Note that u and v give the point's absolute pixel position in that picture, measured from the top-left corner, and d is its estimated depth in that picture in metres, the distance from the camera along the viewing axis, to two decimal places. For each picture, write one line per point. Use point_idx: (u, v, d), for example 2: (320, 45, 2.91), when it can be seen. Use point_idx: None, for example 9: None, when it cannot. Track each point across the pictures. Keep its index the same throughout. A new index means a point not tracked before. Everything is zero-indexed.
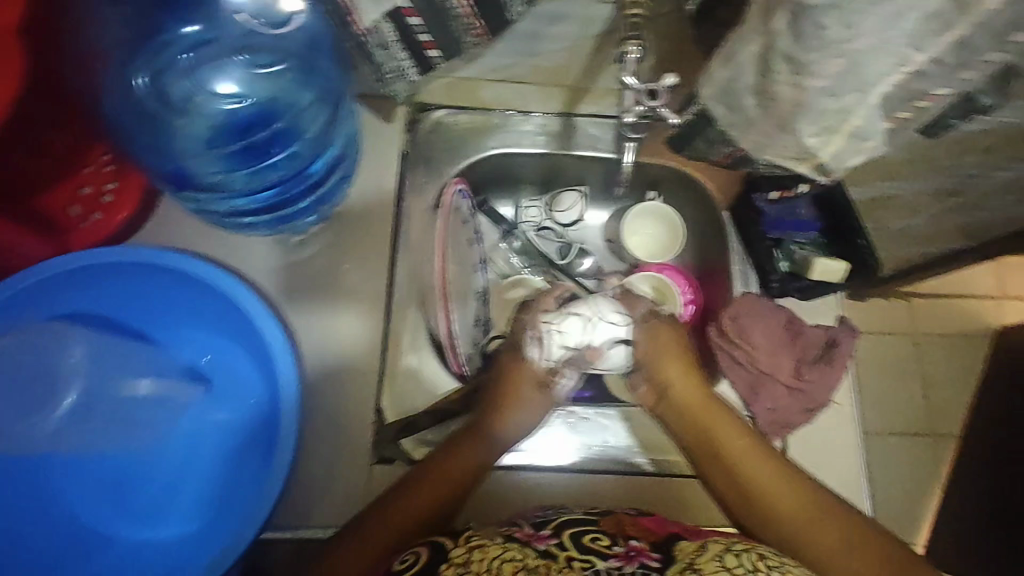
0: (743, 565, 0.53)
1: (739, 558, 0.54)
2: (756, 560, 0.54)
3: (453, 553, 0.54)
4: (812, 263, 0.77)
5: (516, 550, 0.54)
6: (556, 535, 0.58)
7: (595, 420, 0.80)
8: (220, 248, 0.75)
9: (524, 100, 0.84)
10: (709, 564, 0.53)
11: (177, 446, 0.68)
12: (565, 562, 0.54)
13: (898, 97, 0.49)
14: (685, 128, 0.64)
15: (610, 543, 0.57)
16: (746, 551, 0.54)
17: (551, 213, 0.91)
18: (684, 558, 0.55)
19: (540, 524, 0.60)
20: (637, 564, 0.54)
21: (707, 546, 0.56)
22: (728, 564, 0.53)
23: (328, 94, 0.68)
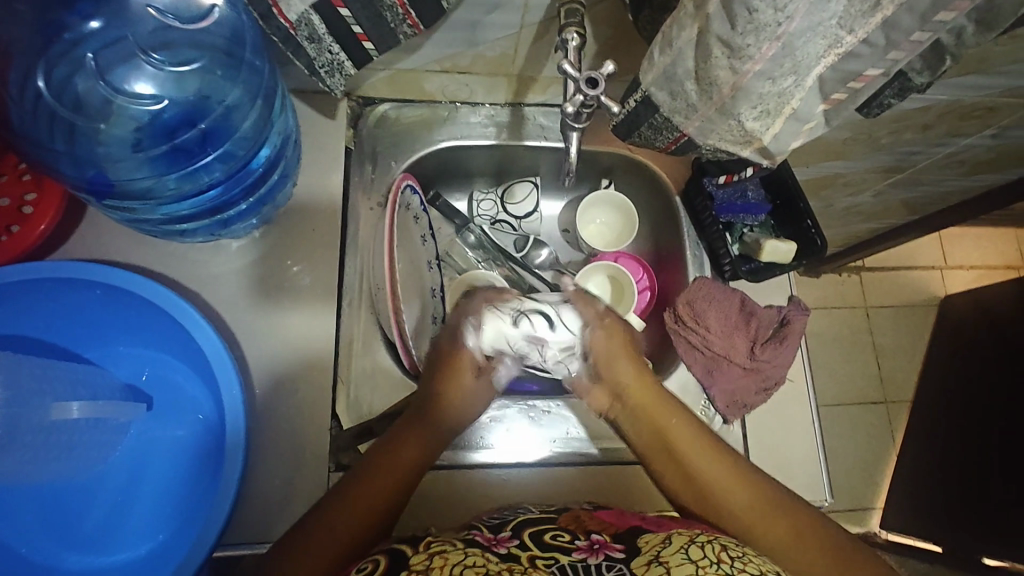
0: (706, 556, 0.53)
1: (703, 550, 0.54)
2: (718, 551, 0.54)
3: (413, 560, 0.52)
4: (762, 245, 0.78)
5: (477, 555, 0.54)
6: (516, 537, 0.59)
7: (557, 412, 0.79)
8: (157, 258, 0.72)
9: (469, 92, 0.82)
10: (673, 555, 0.53)
11: (117, 470, 0.65)
12: (527, 562, 0.54)
13: (832, 79, 0.49)
14: (627, 116, 0.62)
15: (572, 539, 0.58)
16: (710, 543, 0.55)
17: (505, 206, 0.91)
18: (650, 551, 0.55)
19: (498, 526, 0.61)
20: (601, 557, 0.55)
21: (671, 538, 0.57)
22: (692, 555, 0.53)
23: (257, 87, 0.64)
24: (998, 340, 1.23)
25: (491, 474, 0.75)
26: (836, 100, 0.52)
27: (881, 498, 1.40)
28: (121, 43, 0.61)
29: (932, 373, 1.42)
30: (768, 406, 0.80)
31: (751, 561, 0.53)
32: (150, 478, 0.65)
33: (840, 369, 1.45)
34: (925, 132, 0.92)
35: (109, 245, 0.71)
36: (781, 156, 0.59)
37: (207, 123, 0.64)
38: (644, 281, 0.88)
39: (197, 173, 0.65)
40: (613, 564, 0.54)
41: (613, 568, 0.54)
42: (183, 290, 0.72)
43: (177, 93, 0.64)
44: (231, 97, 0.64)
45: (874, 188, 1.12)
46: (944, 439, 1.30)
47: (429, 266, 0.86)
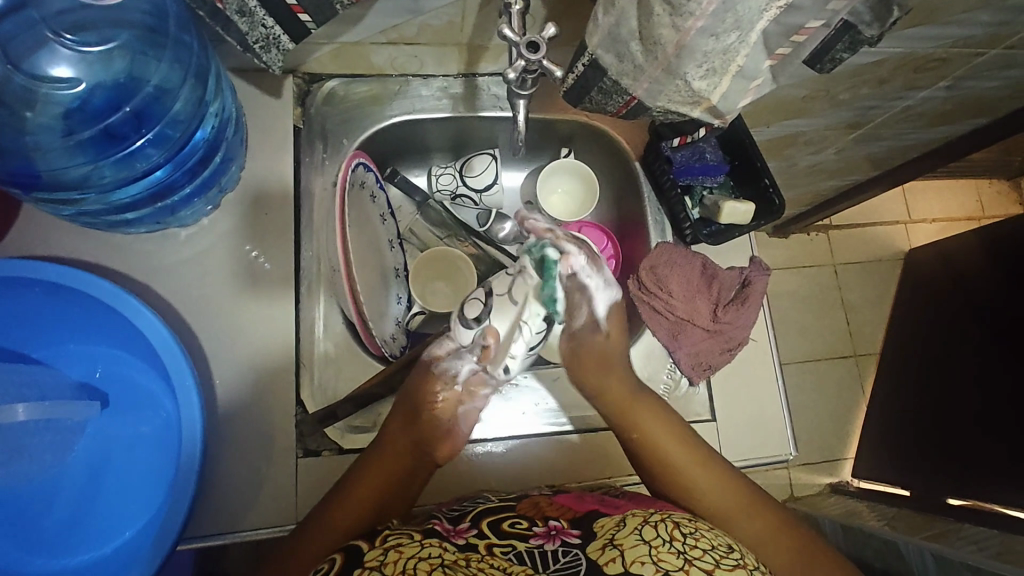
0: (660, 536, 0.54)
1: (656, 529, 0.55)
2: (671, 529, 0.56)
3: (368, 556, 0.52)
4: (720, 207, 0.78)
5: (434, 546, 0.54)
6: (474, 526, 0.60)
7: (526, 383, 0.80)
8: (98, 251, 0.69)
9: (418, 64, 0.79)
10: (627, 538, 0.55)
11: (77, 470, 0.64)
12: (484, 551, 0.56)
13: (776, 33, 0.49)
14: (578, 81, 0.61)
15: (529, 526, 0.60)
16: (662, 522, 0.56)
17: (465, 179, 0.88)
18: (605, 534, 0.57)
19: (457, 517, 0.62)
20: (558, 542, 0.57)
21: (625, 521, 0.58)
22: (646, 536, 0.55)
23: (189, 65, 0.61)
24: (963, 294, 1.25)
25: (460, 453, 0.74)
26: (782, 55, 0.52)
27: (851, 447, 1.45)
28: (33, 26, 0.57)
29: (897, 326, 1.46)
30: (733, 367, 0.81)
31: (702, 537, 0.55)
32: (112, 477, 0.64)
33: (807, 325, 1.48)
34: (880, 86, 0.92)
35: (52, 241, 0.68)
36: (731, 114, 0.58)
37: (135, 103, 0.61)
38: (608, 250, 0.87)
39: (133, 158, 0.62)
40: (570, 549, 0.56)
41: (569, 552, 0.56)
42: (131, 284, 0.69)
43: (105, 74, 0.60)
44: (162, 76, 0.61)
45: (834, 145, 1.13)
46: (910, 388, 1.34)
47: (390, 246, 0.85)
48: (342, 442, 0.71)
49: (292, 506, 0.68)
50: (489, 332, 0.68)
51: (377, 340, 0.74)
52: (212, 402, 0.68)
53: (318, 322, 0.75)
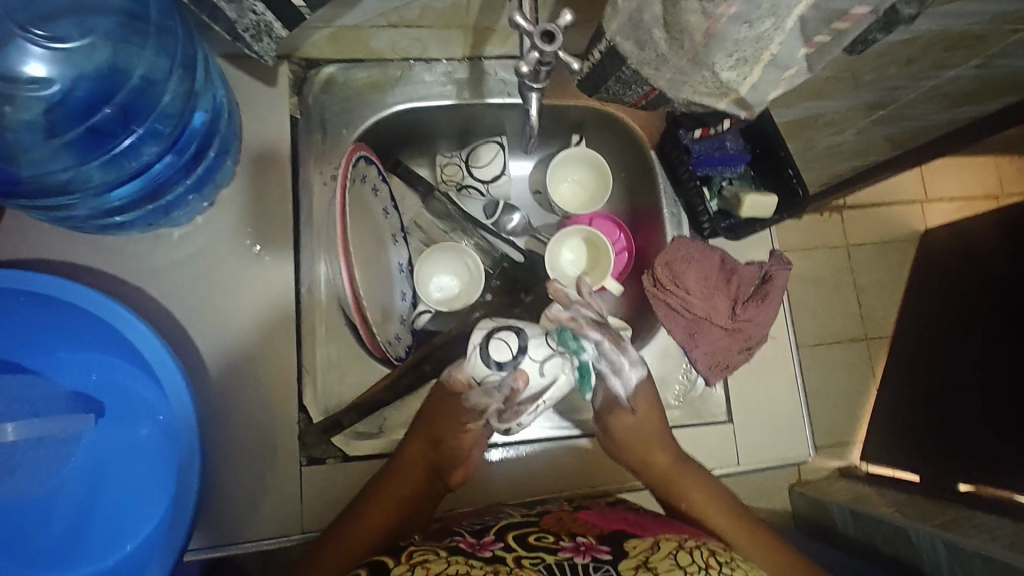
0: (695, 562, 0.53)
1: (691, 555, 0.54)
2: (706, 557, 0.54)
3: (394, 571, 0.53)
4: (742, 199, 0.74)
5: (461, 562, 0.53)
6: (500, 540, 0.59)
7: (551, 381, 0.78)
8: (89, 253, 0.66)
9: (422, 47, 0.75)
10: (661, 561, 0.53)
11: (75, 481, 0.61)
12: (512, 563, 0.54)
13: (816, 19, 0.44)
14: (594, 69, 0.57)
15: (557, 540, 0.59)
16: (697, 549, 0.55)
17: (471, 169, 0.84)
18: (638, 556, 0.55)
19: (481, 532, 0.61)
20: (588, 557, 0.55)
21: (659, 545, 0.56)
22: (681, 562, 0.53)
23: (174, 52, 0.57)
24: (974, 267, 1.23)
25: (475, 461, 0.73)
26: (818, 43, 0.47)
27: (862, 432, 1.42)
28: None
29: (911, 310, 1.43)
30: (751, 365, 0.78)
31: (738, 568, 0.54)
32: (110, 489, 0.62)
33: (819, 309, 1.44)
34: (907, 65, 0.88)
35: (37, 243, 0.64)
36: (760, 107, 0.54)
37: (121, 98, 0.58)
38: (620, 242, 0.84)
39: (122, 157, 0.59)
40: (601, 565, 0.54)
41: (601, 568, 0.53)
42: (124, 287, 0.66)
43: (87, 65, 0.57)
44: (147, 66, 0.58)
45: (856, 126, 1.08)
46: (922, 375, 1.32)
47: (394, 241, 0.82)
48: (345, 450, 0.69)
49: (296, 515, 0.66)
50: (521, 374, 0.57)
51: (379, 343, 0.71)
52: (212, 409, 0.66)
53: (319, 323, 0.71)
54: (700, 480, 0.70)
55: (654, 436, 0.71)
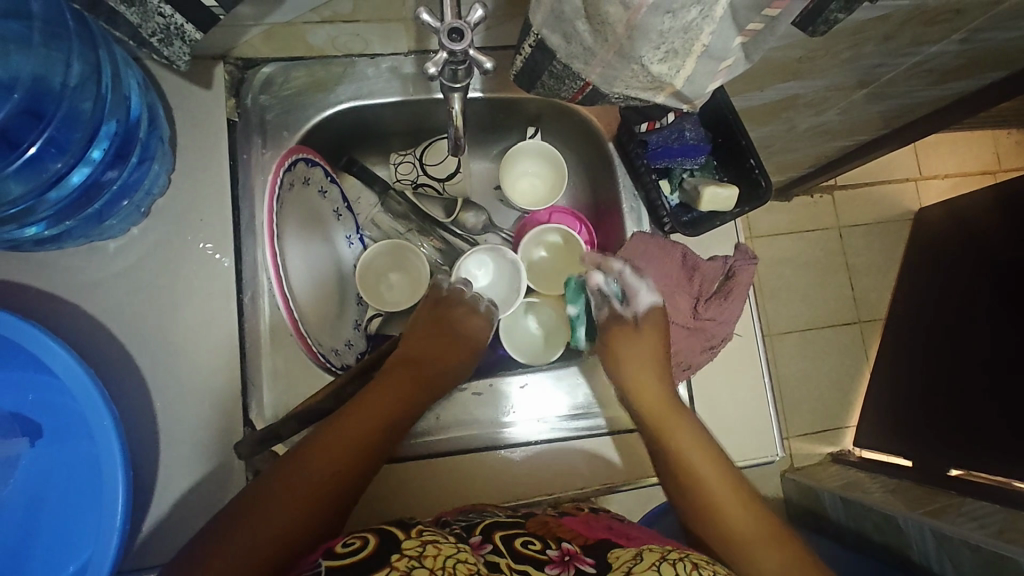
0: (677, 573, 0.50)
1: (674, 566, 0.51)
2: (689, 568, 0.50)
3: (404, 545, 0.50)
4: (700, 194, 0.70)
5: (469, 552, 0.51)
6: (488, 541, 0.56)
7: (534, 389, 0.75)
8: (24, 269, 0.64)
9: (363, 43, 0.71)
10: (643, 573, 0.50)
11: (14, 504, 0.59)
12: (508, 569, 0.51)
13: (744, 6, 0.40)
14: (527, 64, 0.54)
15: (543, 548, 0.56)
16: (681, 560, 0.51)
17: (425, 168, 0.82)
18: (620, 567, 0.52)
19: (468, 529, 0.59)
20: (571, 569, 0.52)
21: (643, 554, 0.53)
22: (662, 572, 0.50)
23: (73, 48, 0.54)
24: (973, 253, 1.18)
25: (440, 464, 0.71)
26: (754, 31, 0.44)
27: (853, 416, 1.40)
28: None
29: (904, 293, 1.39)
30: (716, 362, 0.76)
31: None
32: (48, 512, 0.60)
33: (807, 294, 1.41)
34: (886, 43, 0.83)
35: None
36: (700, 99, 0.50)
37: (22, 99, 0.54)
38: (582, 234, 0.81)
39: (38, 165, 0.56)
40: None
41: None
42: (61, 303, 0.64)
43: None
44: (45, 63, 0.55)
45: (837, 106, 1.03)
46: (911, 359, 1.28)
47: (348, 243, 0.80)
48: None
49: None
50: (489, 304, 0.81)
51: (311, 342, 0.69)
52: (154, 424, 0.64)
53: (263, 334, 0.68)
54: (694, 433, 0.65)
55: (643, 398, 0.69)
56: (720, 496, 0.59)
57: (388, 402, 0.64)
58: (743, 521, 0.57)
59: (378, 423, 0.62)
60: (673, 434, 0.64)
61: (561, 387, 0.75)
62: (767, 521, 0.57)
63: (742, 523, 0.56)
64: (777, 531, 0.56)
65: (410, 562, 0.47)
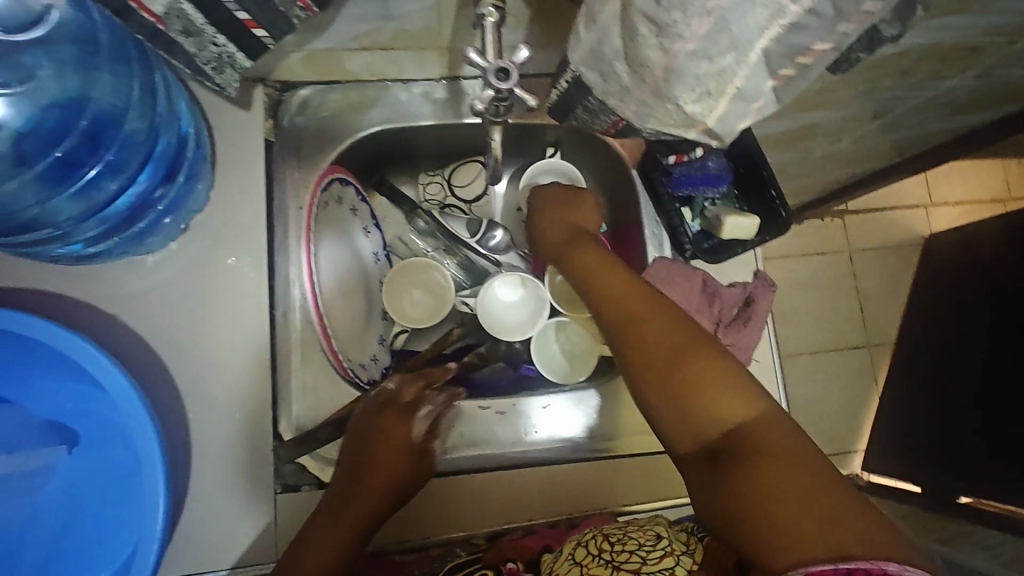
0: (589, 553, 0.57)
1: (585, 547, 0.58)
2: (601, 542, 0.58)
3: None
4: (722, 221, 0.72)
5: None
6: None
7: (544, 409, 0.77)
8: (65, 282, 0.66)
9: (398, 68, 0.74)
10: (562, 564, 0.58)
11: (50, 512, 0.61)
12: None
13: (779, 53, 0.42)
14: (562, 97, 0.56)
15: None
16: (592, 538, 0.59)
17: (452, 188, 0.86)
18: (546, 567, 0.60)
19: None
20: None
21: (563, 547, 0.61)
22: (576, 558, 0.58)
23: (135, 82, 0.59)
24: (980, 278, 1.20)
25: (468, 482, 0.71)
26: (786, 76, 0.45)
27: (862, 440, 1.41)
28: None
29: (914, 317, 1.40)
30: None
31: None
32: (84, 517, 0.61)
33: (819, 318, 1.42)
34: (901, 77, 0.85)
35: (10, 272, 0.64)
36: (730, 136, 0.52)
37: (86, 124, 0.58)
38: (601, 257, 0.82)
39: (91, 187, 0.59)
40: None
41: None
42: (98, 314, 0.66)
43: (54, 95, 0.57)
44: (107, 92, 0.58)
45: (851, 135, 1.05)
46: (921, 385, 1.30)
47: (376, 259, 0.82)
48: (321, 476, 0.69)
49: (274, 540, 0.66)
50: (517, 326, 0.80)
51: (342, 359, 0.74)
52: (187, 434, 0.66)
53: (294, 348, 0.71)
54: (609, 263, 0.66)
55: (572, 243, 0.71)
56: (653, 331, 0.57)
57: (361, 505, 0.63)
58: (675, 352, 0.54)
59: (348, 527, 0.61)
60: (608, 276, 0.64)
61: (571, 408, 0.77)
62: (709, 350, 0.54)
63: (676, 354, 0.54)
64: (719, 365, 0.53)
65: None
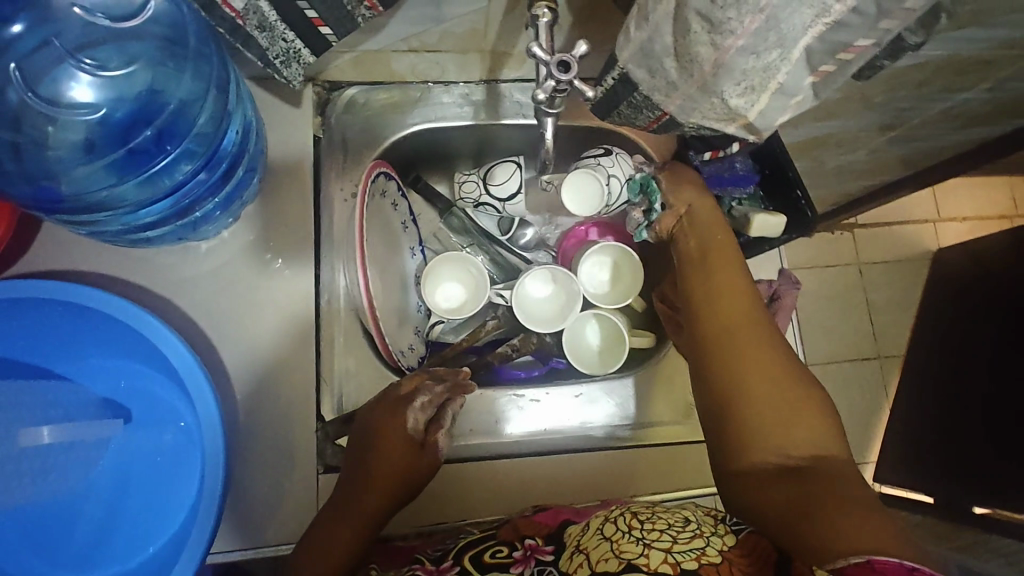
0: (620, 529, 0.59)
1: (616, 524, 0.60)
2: (630, 520, 0.59)
3: None
4: (750, 219, 0.75)
5: None
6: (457, 564, 0.61)
7: (558, 396, 0.79)
8: (122, 265, 0.69)
9: (440, 70, 0.78)
10: (591, 539, 0.59)
11: (105, 484, 0.64)
12: None
13: (820, 51, 0.46)
14: (606, 95, 0.59)
15: (508, 552, 0.62)
16: (621, 516, 0.61)
17: (487, 187, 0.83)
18: (572, 542, 0.61)
19: (440, 558, 0.63)
20: (533, 563, 0.60)
21: (590, 524, 0.62)
22: (607, 533, 0.59)
23: (210, 78, 0.61)
24: (993, 289, 1.23)
25: (494, 468, 0.74)
26: (825, 72, 0.49)
27: (874, 451, 1.42)
28: (50, 48, 0.59)
29: (926, 329, 1.42)
30: None
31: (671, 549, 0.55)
32: (137, 488, 0.64)
33: (832, 327, 1.44)
34: (918, 88, 0.89)
35: (71, 254, 0.67)
36: (768, 131, 0.55)
37: (161, 120, 0.62)
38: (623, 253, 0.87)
39: (157, 177, 0.62)
40: (544, 568, 0.60)
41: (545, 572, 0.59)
42: (153, 297, 0.69)
43: (127, 90, 0.62)
44: (178, 88, 0.62)
45: (868, 146, 1.08)
46: (934, 394, 1.31)
47: (412, 253, 0.85)
48: None
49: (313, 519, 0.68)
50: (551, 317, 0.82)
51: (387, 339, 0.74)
52: (234, 415, 0.68)
53: (337, 335, 0.73)
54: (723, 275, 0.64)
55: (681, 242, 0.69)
56: (757, 354, 0.58)
57: (370, 503, 0.63)
58: (785, 394, 0.55)
59: (359, 524, 0.63)
60: (724, 281, 0.63)
61: (589, 393, 0.80)
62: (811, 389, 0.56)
63: (780, 381, 0.56)
64: (820, 410, 0.55)
65: None
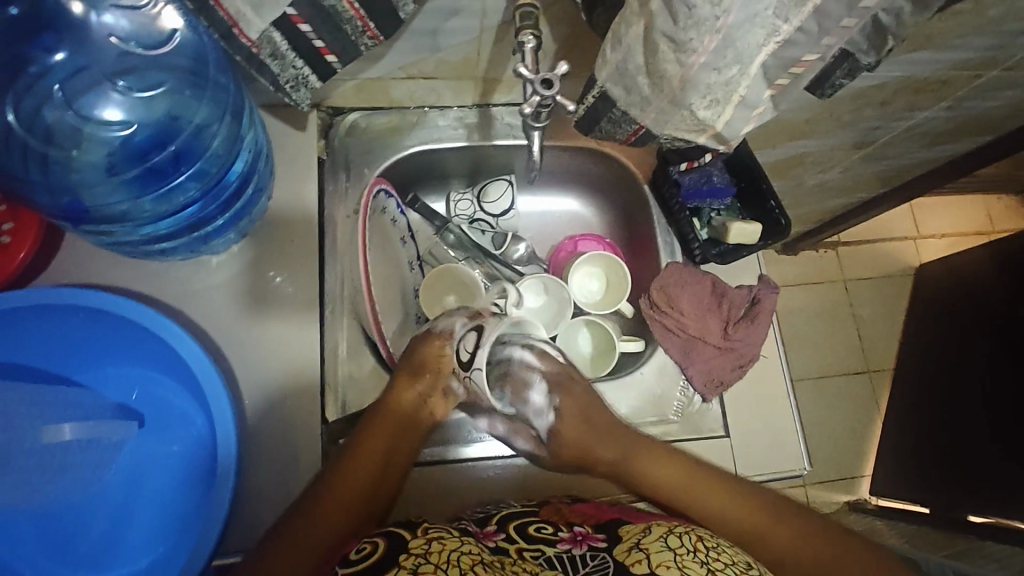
0: (683, 545, 0.60)
1: (680, 539, 0.61)
2: (695, 541, 0.61)
3: (411, 545, 0.59)
4: (728, 228, 0.81)
5: (471, 544, 0.61)
6: (502, 530, 0.67)
7: None
8: (136, 278, 0.73)
9: (435, 96, 0.83)
10: (653, 543, 0.61)
11: (118, 484, 0.68)
12: (515, 554, 0.62)
13: (775, 66, 0.52)
14: (588, 111, 0.64)
15: (555, 531, 0.66)
16: (687, 533, 0.62)
17: (482, 205, 0.93)
18: (630, 538, 0.63)
19: (484, 520, 0.69)
20: (584, 547, 0.63)
21: (651, 529, 0.63)
22: (671, 544, 0.60)
23: (226, 105, 0.66)
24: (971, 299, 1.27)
25: (491, 468, 0.78)
26: (782, 85, 0.55)
27: (869, 466, 1.43)
28: (86, 72, 0.64)
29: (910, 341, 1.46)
30: (744, 383, 0.82)
31: (723, 552, 0.61)
32: (149, 490, 0.68)
33: (819, 340, 1.48)
34: (883, 108, 0.95)
35: (90, 267, 0.72)
36: (735, 140, 0.60)
37: (178, 143, 0.67)
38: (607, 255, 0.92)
39: (173, 193, 0.67)
40: (597, 553, 0.62)
41: (597, 557, 0.62)
42: (166, 307, 0.73)
43: (147, 114, 0.66)
44: (196, 113, 0.66)
45: (841, 164, 1.14)
46: (921, 402, 1.34)
47: (410, 267, 0.89)
48: None
49: None
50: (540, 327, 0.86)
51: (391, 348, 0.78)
52: (240, 420, 0.71)
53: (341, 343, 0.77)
54: (658, 452, 0.73)
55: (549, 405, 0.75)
56: (743, 516, 0.68)
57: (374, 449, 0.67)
58: (771, 529, 0.68)
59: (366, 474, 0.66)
60: (693, 494, 0.70)
61: None
62: (792, 516, 0.68)
63: (803, 537, 0.67)
64: (807, 522, 0.68)
65: (417, 561, 0.56)
